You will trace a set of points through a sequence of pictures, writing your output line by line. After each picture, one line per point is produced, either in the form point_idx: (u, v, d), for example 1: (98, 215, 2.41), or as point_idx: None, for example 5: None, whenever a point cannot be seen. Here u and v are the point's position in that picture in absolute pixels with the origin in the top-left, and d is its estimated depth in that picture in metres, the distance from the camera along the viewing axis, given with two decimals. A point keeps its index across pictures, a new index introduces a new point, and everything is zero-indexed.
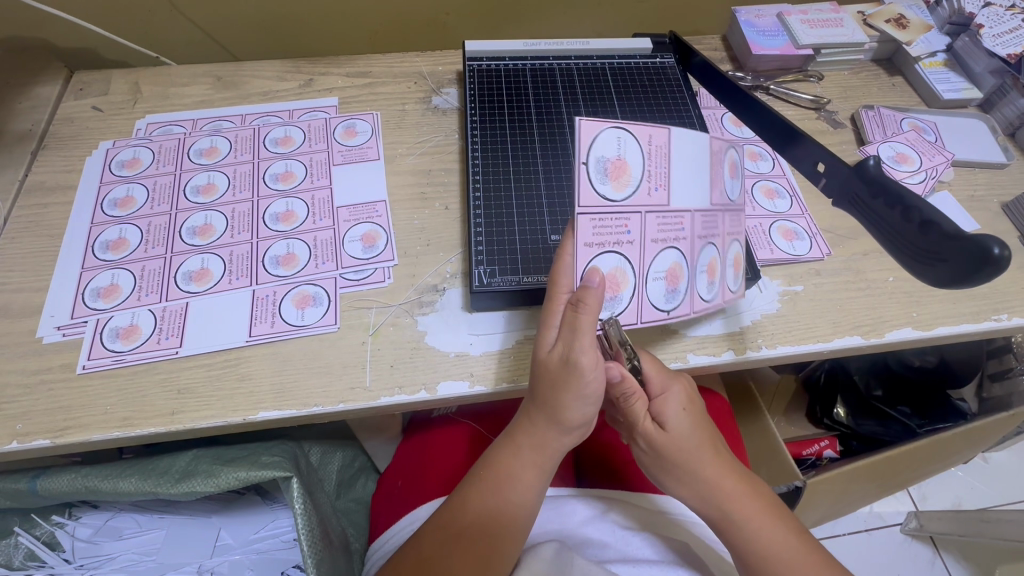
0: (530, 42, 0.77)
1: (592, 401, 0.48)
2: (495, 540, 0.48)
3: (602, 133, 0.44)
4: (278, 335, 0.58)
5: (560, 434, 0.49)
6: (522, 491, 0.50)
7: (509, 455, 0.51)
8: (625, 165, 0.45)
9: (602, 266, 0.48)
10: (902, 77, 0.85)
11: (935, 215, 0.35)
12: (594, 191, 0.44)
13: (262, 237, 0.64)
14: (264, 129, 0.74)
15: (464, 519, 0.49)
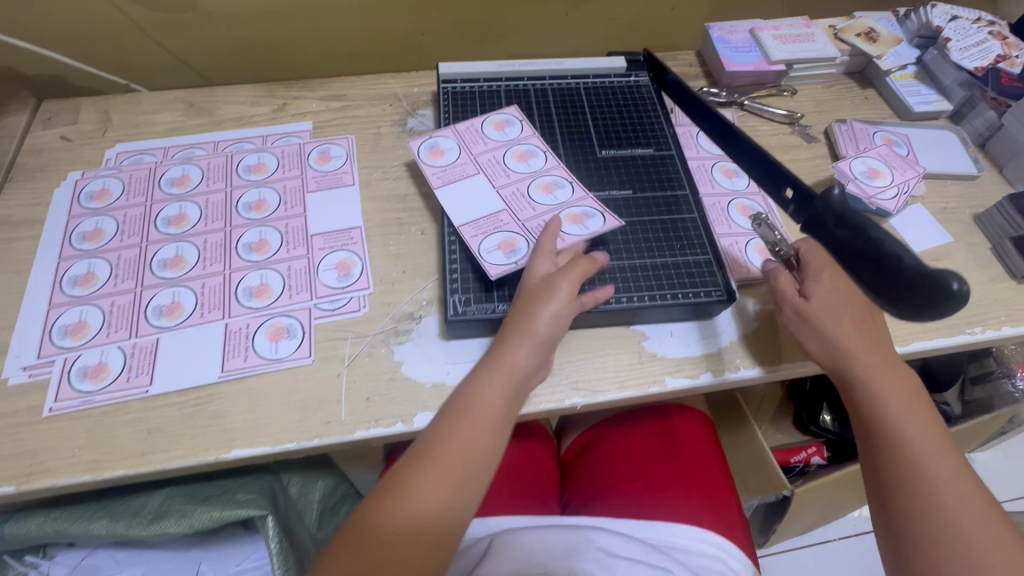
0: (505, 63, 0.77)
1: (557, 307, 0.52)
2: (459, 485, 0.46)
3: (478, 245, 0.60)
4: (251, 369, 0.57)
5: (518, 349, 0.51)
6: (482, 433, 0.48)
7: (459, 404, 0.50)
8: (512, 237, 0.61)
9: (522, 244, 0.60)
10: (874, 89, 0.86)
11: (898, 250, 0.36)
12: (530, 245, 0.60)
13: (235, 267, 0.63)
14: (237, 156, 0.73)
15: (422, 480, 0.46)
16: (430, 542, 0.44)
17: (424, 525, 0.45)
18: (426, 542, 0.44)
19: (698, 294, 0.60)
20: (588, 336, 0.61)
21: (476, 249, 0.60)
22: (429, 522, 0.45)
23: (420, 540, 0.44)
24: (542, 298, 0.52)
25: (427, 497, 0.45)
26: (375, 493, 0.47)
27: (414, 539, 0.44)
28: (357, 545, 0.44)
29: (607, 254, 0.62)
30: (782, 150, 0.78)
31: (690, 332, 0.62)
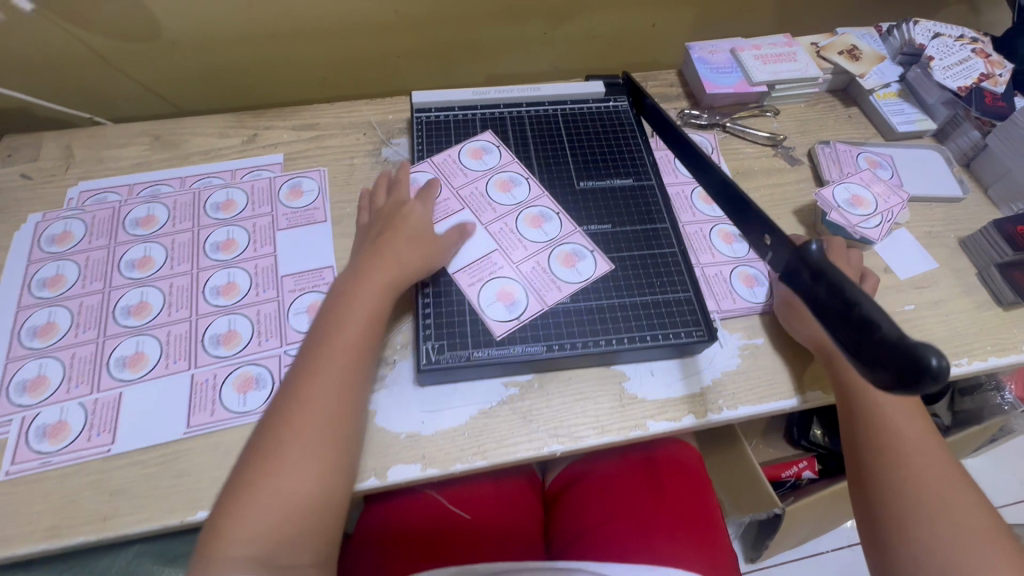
0: (480, 90, 0.75)
1: (368, 300, 0.54)
2: (337, 400, 0.49)
3: (477, 298, 0.60)
4: (218, 423, 0.55)
5: (337, 322, 0.53)
6: (351, 346, 0.52)
7: (333, 325, 0.53)
8: (509, 285, 0.60)
9: (511, 284, 0.61)
10: (858, 107, 0.84)
11: (880, 317, 0.33)
12: (531, 295, 0.60)
13: (202, 313, 0.61)
14: (204, 192, 0.71)
15: (290, 395, 0.49)
16: (317, 460, 0.47)
17: (297, 436, 0.47)
18: (312, 463, 0.47)
19: (679, 334, 0.58)
20: (566, 378, 0.59)
21: (474, 300, 0.59)
22: (305, 435, 0.47)
23: (309, 465, 0.47)
24: (411, 252, 0.57)
25: (300, 413, 0.48)
26: (264, 419, 0.49)
27: (299, 456, 0.47)
28: (250, 465, 0.47)
29: (586, 294, 0.60)
30: (765, 174, 0.77)
31: (672, 371, 0.60)
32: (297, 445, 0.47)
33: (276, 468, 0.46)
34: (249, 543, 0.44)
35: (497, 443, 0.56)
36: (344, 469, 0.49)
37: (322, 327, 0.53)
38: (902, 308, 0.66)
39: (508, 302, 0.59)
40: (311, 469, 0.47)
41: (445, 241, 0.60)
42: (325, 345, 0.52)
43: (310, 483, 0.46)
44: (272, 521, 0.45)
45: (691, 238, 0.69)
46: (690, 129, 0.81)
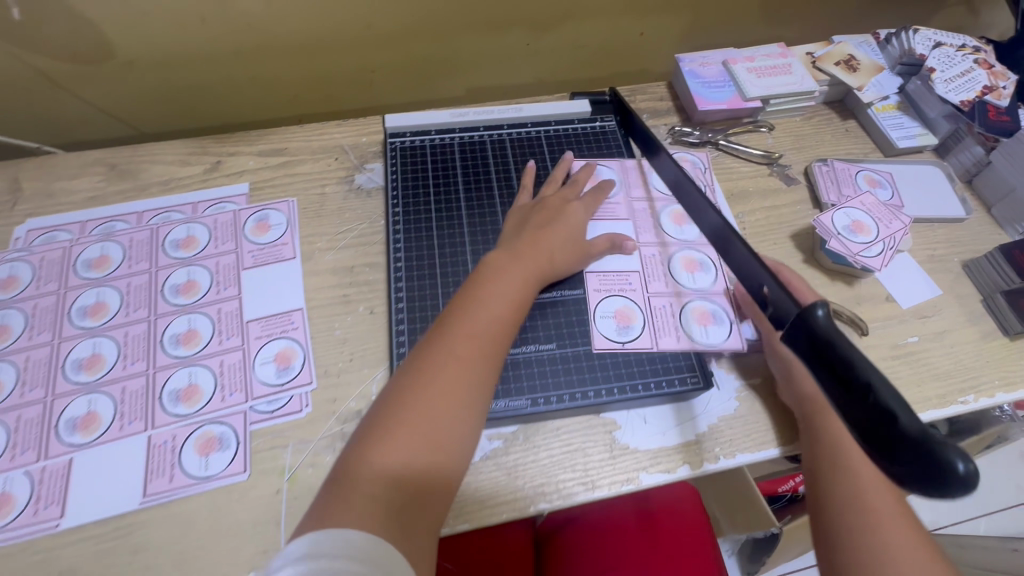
0: (458, 112, 0.73)
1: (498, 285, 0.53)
2: (493, 365, 0.49)
3: (596, 306, 0.61)
4: (177, 491, 0.51)
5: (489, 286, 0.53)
6: (505, 312, 0.52)
7: (474, 289, 0.53)
8: (629, 308, 0.61)
9: (613, 304, 0.61)
10: (855, 120, 0.80)
11: (898, 407, 0.30)
12: (645, 325, 0.60)
13: (160, 366, 0.57)
14: (163, 229, 0.66)
15: (467, 350, 0.48)
16: (464, 417, 0.46)
17: (473, 400, 0.46)
18: (451, 419, 0.45)
19: (673, 381, 0.57)
20: (554, 427, 0.56)
21: (593, 308, 0.61)
22: (458, 392, 0.46)
23: (454, 420, 0.45)
24: (568, 250, 0.60)
25: (481, 375, 0.48)
26: (400, 370, 0.48)
27: (450, 409, 0.45)
28: (387, 410, 0.45)
29: (573, 338, 0.59)
30: (760, 195, 0.73)
31: (665, 417, 0.57)
32: (449, 398, 0.46)
33: (411, 418, 0.44)
34: (383, 482, 0.41)
35: (479, 502, 0.52)
36: (477, 430, 0.47)
37: (471, 291, 0.53)
38: (905, 341, 0.62)
39: (619, 323, 0.60)
40: (456, 425, 0.45)
41: (594, 248, 0.62)
42: (473, 305, 0.51)
43: (443, 440, 0.44)
44: (398, 469, 0.42)
45: (647, 263, 0.64)
46: (680, 147, 0.76)
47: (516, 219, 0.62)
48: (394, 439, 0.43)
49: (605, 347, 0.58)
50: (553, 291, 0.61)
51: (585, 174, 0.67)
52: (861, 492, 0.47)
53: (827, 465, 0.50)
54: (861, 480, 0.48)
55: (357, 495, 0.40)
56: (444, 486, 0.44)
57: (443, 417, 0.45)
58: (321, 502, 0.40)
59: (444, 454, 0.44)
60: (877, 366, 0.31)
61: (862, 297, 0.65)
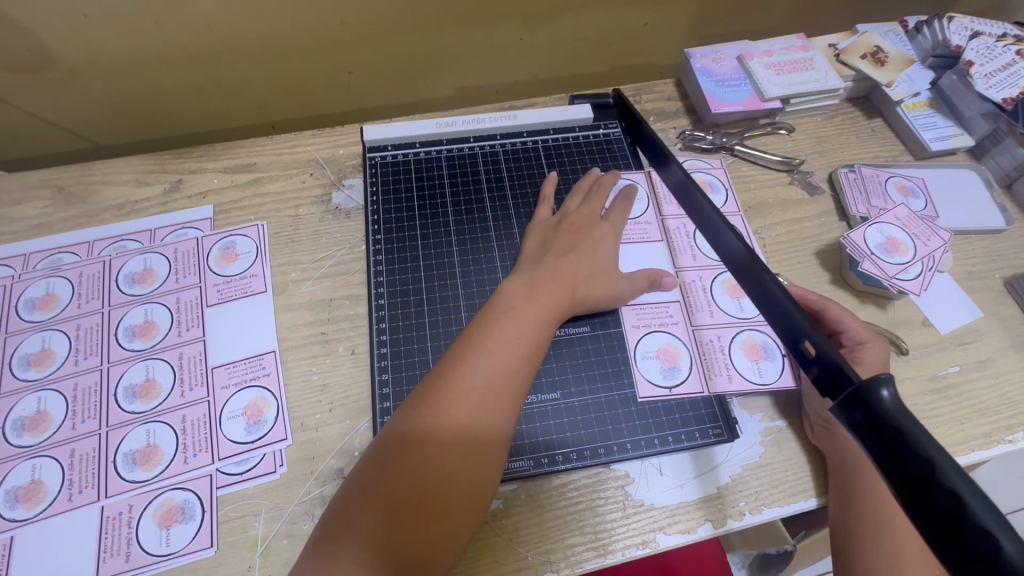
0: (446, 121, 0.67)
1: (532, 299, 0.49)
2: (505, 417, 0.43)
3: (637, 344, 0.55)
4: (134, 572, 0.45)
5: (527, 298, 0.49)
6: (520, 352, 0.45)
7: (487, 322, 0.47)
8: (674, 345, 0.55)
9: (654, 343, 0.55)
10: (882, 119, 0.73)
11: (999, 529, 0.24)
12: (693, 364, 0.54)
13: (114, 423, 0.51)
14: (117, 261, 0.59)
15: (476, 399, 0.42)
16: (470, 478, 0.41)
17: (479, 459, 0.41)
18: (456, 480, 0.40)
19: (693, 435, 0.51)
20: (561, 485, 0.49)
21: (633, 347, 0.55)
22: (462, 448, 0.41)
23: (459, 482, 0.40)
24: (594, 282, 0.53)
25: (490, 428, 0.42)
26: (401, 413, 0.43)
27: (453, 469, 0.40)
28: (419, 403, 0.42)
29: (579, 384, 0.53)
30: (780, 206, 0.66)
31: (683, 468, 0.50)
32: (452, 454, 0.41)
33: (410, 478, 0.40)
34: (392, 489, 0.39)
35: (475, 573, 0.46)
36: (487, 491, 0.42)
37: (483, 326, 0.47)
38: (945, 371, 0.56)
39: (663, 365, 0.54)
40: (461, 487, 0.40)
41: (631, 283, 0.55)
42: (484, 344, 0.45)
43: (447, 505, 0.40)
44: (394, 536, 0.38)
45: (688, 291, 0.58)
46: (692, 154, 0.69)
47: (539, 239, 0.56)
48: (390, 501, 0.39)
49: (652, 394, 0.53)
50: (563, 328, 0.55)
51: (611, 180, 0.62)
52: (905, 565, 0.42)
53: (866, 528, 0.44)
54: (903, 550, 0.42)
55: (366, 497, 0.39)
56: (445, 558, 0.39)
57: (445, 478, 0.40)
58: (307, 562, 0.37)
59: (448, 520, 0.39)
60: (966, 473, 0.26)
61: (896, 321, 0.59)
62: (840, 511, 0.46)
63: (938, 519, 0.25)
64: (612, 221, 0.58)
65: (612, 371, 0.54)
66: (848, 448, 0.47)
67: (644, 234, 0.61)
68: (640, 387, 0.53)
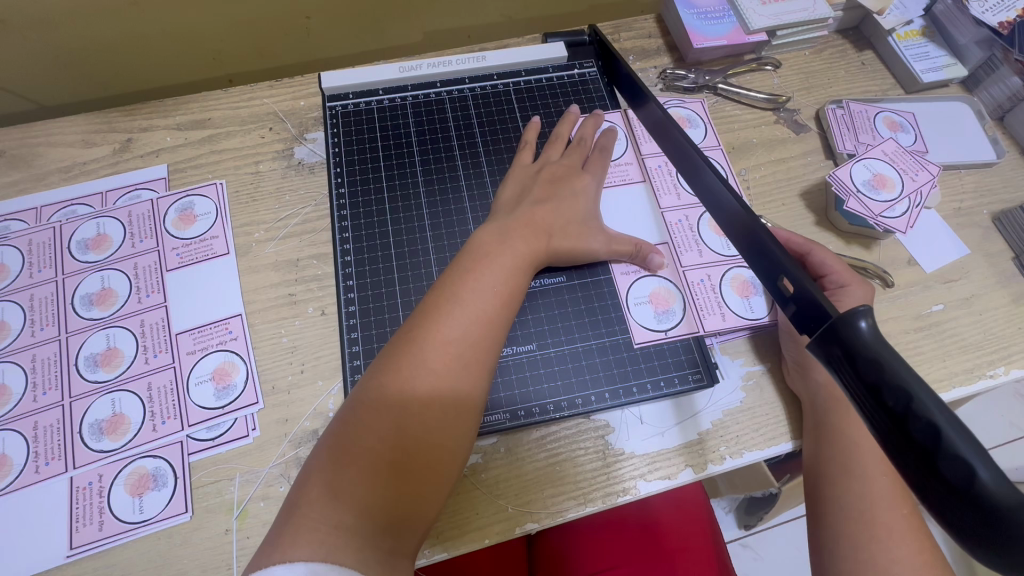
0: (410, 65, 0.63)
1: (503, 249, 0.47)
2: (481, 369, 0.42)
3: (627, 291, 0.54)
4: (108, 541, 0.44)
5: (500, 246, 0.47)
6: (495, 302, 0.44)
7: (459, 271, 0.45)
8: (665, 288, 0.54)
9: (646, 287, 0.54)
10: (872, 51, 0.70)
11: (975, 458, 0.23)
12: (685, 305, 0.53)
13: (76, 394, 0.49)
14: (68, 227, 0.56)
15: (452, 350, 0.41)
16: (449, 429, 0.40)
17: (459, 410, 0.40)
18: (435, 433, 0.39)
19: (673, 381, 0.51)
20: (541, 437, 0.49)
21: (624, 294, 0.53)
22: (440, 401, 0.40)
23: (438, 435, 0.39)
24: (571, 230, 0.51)
25: (466, 379, 0.41)
26: (372, 369, 0.41)
27: (432, 421, 0.39)
28: (391, 357, 0.41)
29: (556, 336, 0.52)
30: (765, 147, 0.63)
31: (664, 416, 0.50)
32: (428, 411, 0.39)
33: (389, 434, 0.38)
34: (366, 442, 0.37)
35: (455, 526, 0.45)
36: (467, 442, 0.41)
37: (456, 276, 0.45)
38: (929, 310, 0.55)
39: (656, 309, 0.53)
40: (443, 440, 0.39)
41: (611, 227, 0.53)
42: (457, 294, 0.43)
43: (429, 459, 0.39)
44: (375, 492, 0.36)
45: (673, 232, 0.56)
46: (673, 94, 0.66)
47: (517, 185, 0.54)
48: (363, 460, 0.37)
49: (645, 339, 0.52)
50: (538, 279, 0.54)
51: (590, 125, 0.59)
52: (873, 505, 0.41)
53: (834, 469, 0.44)
54: (872, 487, 0.42)
55: (339, 454, 0.37)
56: (426, 509, 0.38)
57: (425, 432, 0.39)
58: (280, 526, 0.35)
59: (429, 473, 0.39)
60: (944, 404, 0.24)
61: (881, 262, 0.57)
62: (814, 452, 0.46)
63: (913, 450, 0.24)
64: (594, 168, 0.56)
65: (590, 321, 0.53)
66: (820, 389, 0.46)
67: (627, 175, 0.59)
68: (635, 329, 0.52)
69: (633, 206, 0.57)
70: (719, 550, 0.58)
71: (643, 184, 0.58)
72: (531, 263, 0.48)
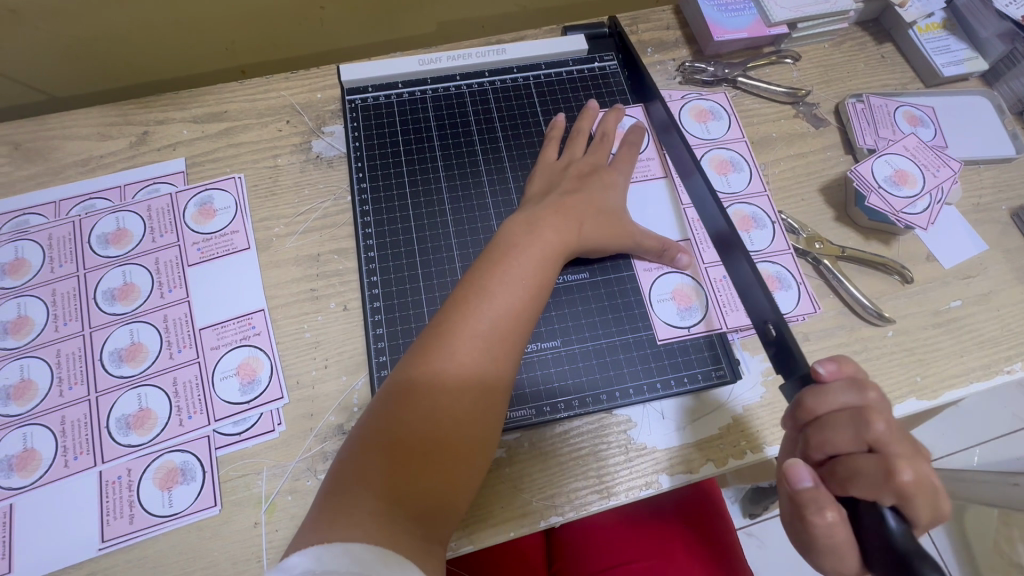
0: (429, 58, 0.62)
1: (531, 242, 0.46)
2: (510, 365, 0.42)
3: (649, 288, 0.54)
4: (139, 533, 0.45)
5: (527, 241, 0.46)
6: (523, 296, 0.43)
7: (486, 266, 0.45)
8: (687, 285, 0.54)
9: (668, 284, 0.54)
10: (892, 44, 0.69)
11: (887, 515, 0.35)
12: (709, 302, 0.53)
13: (103, 388, 0.49)
14: (87, 221, 0.55)
15: (479, 345, 0.41)
16: (480, 424, 0.40)
17: (486, 404, 0.40)
18: (466, 428, 0.39)
19: (696, 377, 0.51)
20: (565, 431, 0.49)
21: (647, 291, 0.54)
22: (470, 397, 0.40)
23: (469, 430, 0.39)
24: (600, 223, 0.51)
25: (496, 375, 0.41)
26: (403, 364, 0.41)
27: (462, 417, 0.39)
28: (422, 352, 0.41)
29: (579, 332, 0.52)
30: (785, 141, 0.63)
31: (688, 410, 0.50)
32: (459, 406, 0.39)
33: (420, 428, 0.38)
34: (399, 436, 0.38)
35: (481, 517, 0.46)
36: (496, 437, 0.41)
37: (482, 270, 0.44)
38: (947, 305, 0.55)
39: (678, 306, 0.53)
40: (470, 434, 0.39)
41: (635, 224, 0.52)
42: (484, 289, 0.43)
43: (457, 453, 0.38)
44: (407, 484, 0.36)
45: (696, 228, 0.56)
46: (692, 88, 0.65)
47: (543, 181, 0.54)
48: (395, 454, 0.37)
49: (670, 336, 0.52)
50: (561, 275, 0.54)
51: (613, 119, 0.58)
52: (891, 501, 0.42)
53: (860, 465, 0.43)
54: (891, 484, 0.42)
55: (372, 447, 0.37)
56: (458, 503, 0.38)
57: (451, 426, 0.39)
58: (317, 515, 0.36)
59: (462, 467, 0.39)
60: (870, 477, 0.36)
61: (900, 257, 0.57)
62: None
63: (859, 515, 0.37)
64: (619, 164, 0.55)
65: (613, 317, 0.53)
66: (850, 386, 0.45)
67: (648, 171, 0.58)
68: (657, 326, 0.52)
69: (655, 202, 0.57)
70: (732, 547, 0.59)
71: (665, 180, 0.58)
72: (557, 257, 0.47)
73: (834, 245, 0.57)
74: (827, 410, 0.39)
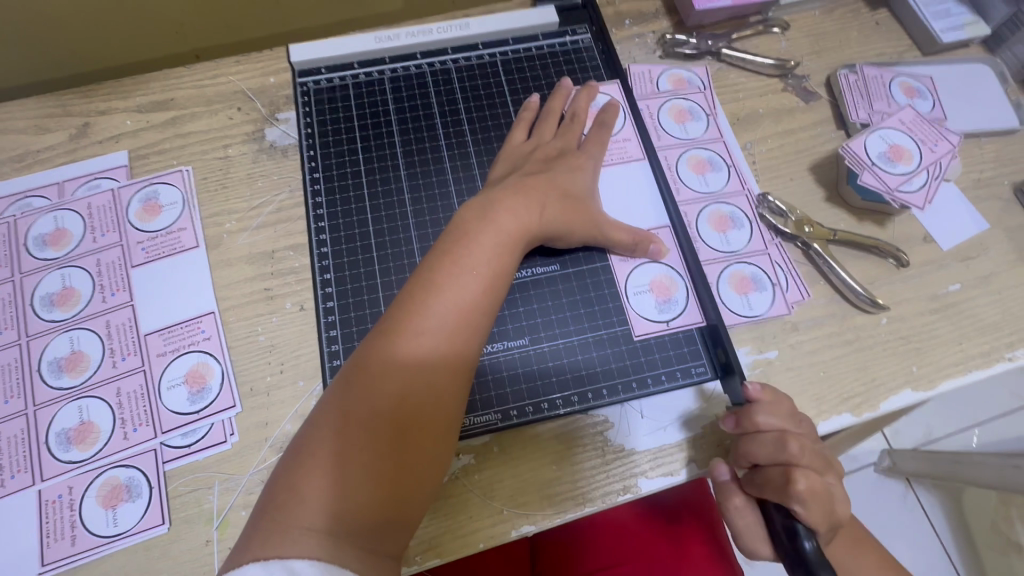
0: (385, 35, 0.58)
1: (488, 230, 0.43)
2: (463, 363, 0.38)
3: (626, 280, 0.50)
4: (83, 555, 0.42)
5: (483, 228, 0.43)
6: (478, 288, 0.40)
7: (439, 256, 0.41)
8: (667, 276, 0.50)
9: (645, 276, 0.50)
10: (888, 9, 0.64)
11: (803, 534, 0.38)
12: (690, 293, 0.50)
13: (41, 401, 0.46)
14: (23, 221, 0.52)
15: (427, 343, 0.37)
16: (432, 428, 0.37)
17: (441, 405, 0.37)
18: (417, 434, 0.36)
19: (675, 374, 0.48)
20: (534, 435, 0.46)
21: (623, 283, 0.50)
22: (419, 400, 0.36)
23: (421, 436, 0.36)
24: (566, 211, 0.47)
25: (448, 375, 0.38)
26: (348, 365, 0.38)
27: (412, 422, 0.36)
28: (368, 352, 0.37)
29: (549, 328, 0.49)
30: (772, 117, 0.59)
31: (670, 410, 0.47)
32: (407, 411, 0.36)
33: (364, 435, 0.35)
34: (340, 443, 0.34)
35: (447, 529, 0.43)
36: (452, 440, 0.38)
37: (431, 262, 0.41)
38: (945, 290, 0.52)
39: (657, 299, 0.50)
40: (421, 439, 0.36)
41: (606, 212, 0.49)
42: (434, 283, 0.39)
43: (407, 460, 0.35)
44: (351, 495, 0.33)
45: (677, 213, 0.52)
46: (674, 62, 0.61)
47: (509, 166, 0.50)
48: (336, 463, 0.34)
49: (649, 333, 0.49)
50: (530, 267, 0.50)
51: (585, 97, 0.54)
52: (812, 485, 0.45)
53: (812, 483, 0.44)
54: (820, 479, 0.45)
55: (312, 455, 0.34)
56: (412, 515, 0.36)
57: (402, 430, 0.36)
58: (254, 530, 0.33)
59: (415, 475, 0.35)
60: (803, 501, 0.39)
61: (895, 239, 0.54)
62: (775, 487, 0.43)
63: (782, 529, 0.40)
64: (590, 147, 0.51)
65: (586, 312, 0.49)
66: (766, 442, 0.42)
67: (625, 153, 0.54)
68: (634, 323, 0.49)
69: (633, 186, 0.53)
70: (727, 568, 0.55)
71: (642, 162, 0.54)
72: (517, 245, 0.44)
73: (824, 227, 0.53)
74: (762, 426, 0.41)
